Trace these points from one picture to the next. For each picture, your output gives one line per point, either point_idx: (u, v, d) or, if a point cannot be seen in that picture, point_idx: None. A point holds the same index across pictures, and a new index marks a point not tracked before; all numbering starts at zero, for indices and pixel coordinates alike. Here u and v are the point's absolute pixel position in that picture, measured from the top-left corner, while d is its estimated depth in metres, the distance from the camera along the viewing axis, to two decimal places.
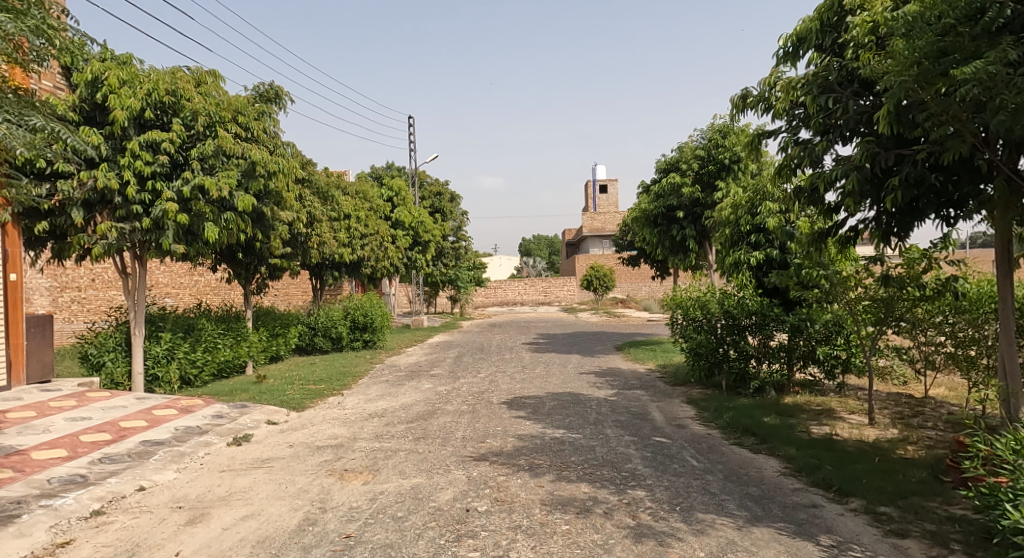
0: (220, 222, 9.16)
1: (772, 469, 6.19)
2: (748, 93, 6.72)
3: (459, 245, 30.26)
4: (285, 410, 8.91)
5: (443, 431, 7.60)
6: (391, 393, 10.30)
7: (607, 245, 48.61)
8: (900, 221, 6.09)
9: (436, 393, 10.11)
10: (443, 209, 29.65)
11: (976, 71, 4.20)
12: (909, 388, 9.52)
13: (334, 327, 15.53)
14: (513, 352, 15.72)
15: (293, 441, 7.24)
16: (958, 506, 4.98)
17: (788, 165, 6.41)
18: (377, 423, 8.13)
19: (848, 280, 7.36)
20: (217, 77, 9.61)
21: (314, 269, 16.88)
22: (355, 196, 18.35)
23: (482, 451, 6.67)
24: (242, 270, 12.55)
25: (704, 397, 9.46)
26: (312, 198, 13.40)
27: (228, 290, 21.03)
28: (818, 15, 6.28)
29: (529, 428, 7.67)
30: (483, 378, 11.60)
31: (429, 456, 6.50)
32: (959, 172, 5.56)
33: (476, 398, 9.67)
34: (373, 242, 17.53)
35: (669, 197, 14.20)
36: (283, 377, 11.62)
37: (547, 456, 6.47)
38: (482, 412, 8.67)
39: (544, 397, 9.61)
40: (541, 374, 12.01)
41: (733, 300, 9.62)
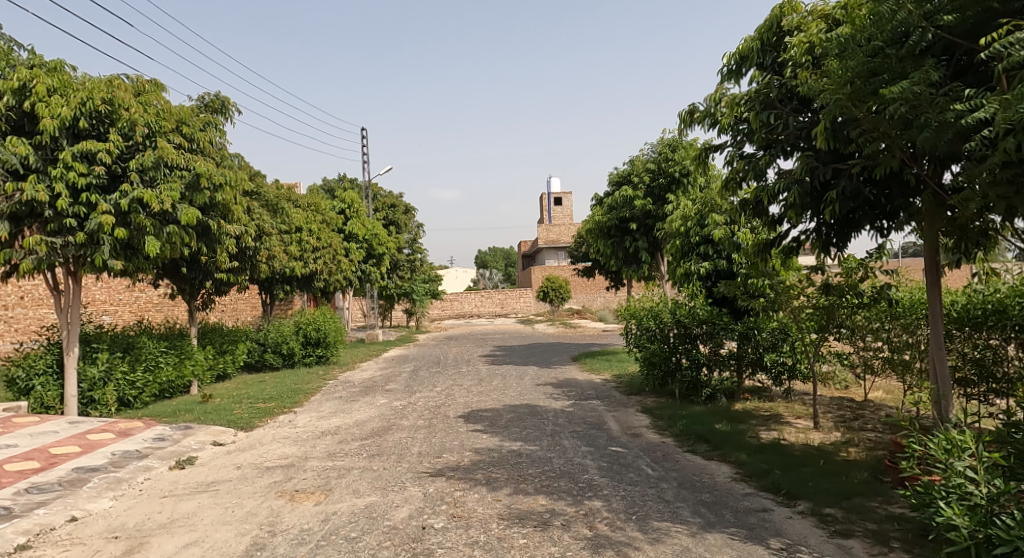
0: (161, 236, 8.95)
1: (723, 475, 6.35)
2: (694, 109, 6.99)
3: (413, 258, 30.07)
4: (232, 430, 8.71)
5: (399, 447, 7.55)
6: (344, 410, 10.14)
7: (562, 256, 49.08)
8: (838, 232, 6.46)
9: (391, 409, 10.02)
10: (398, 221, 29.56)
11: (903, 90, 4.37)
12: (850, 392, 9.88)
13: (285, 343, 15.27)
14: (469, 365, 15.71)
15: (241, 462, 7.10)
16: (897, 505, 5.21)
17: (733, 178, 6.67)
18: (330, 440, 8.03)
19: (791, 289, 7.71)
20: (159, 87, 9.45)
21: (264, 284, 16.52)
22: (307, 209, 18.15)
23: (438, 466, 6.66)
24: (186, 285, 12.21)
25: (658, 406, 9.65)
26: (261, 210, 13.21)
27: (170, 306, 20.48)
28: (759, 35, 6.59)
29: (486, 442, 7.69)
30: (439, 392, 11.56)
31: (384, 474, 6.45)
32: (891, 187, 5.83)
33: (432, 412, 9.63)
34: (326, 255, 17.36)
35: (622, 209, 14.49)
36: (231, 396, 11.33)
37: (505, 470, 6.50)
38: (438, 426, 8.63)
39: (501, 410, 9.64)
40: (497, 387, 12.02)
41: (684, 310, 9.84)
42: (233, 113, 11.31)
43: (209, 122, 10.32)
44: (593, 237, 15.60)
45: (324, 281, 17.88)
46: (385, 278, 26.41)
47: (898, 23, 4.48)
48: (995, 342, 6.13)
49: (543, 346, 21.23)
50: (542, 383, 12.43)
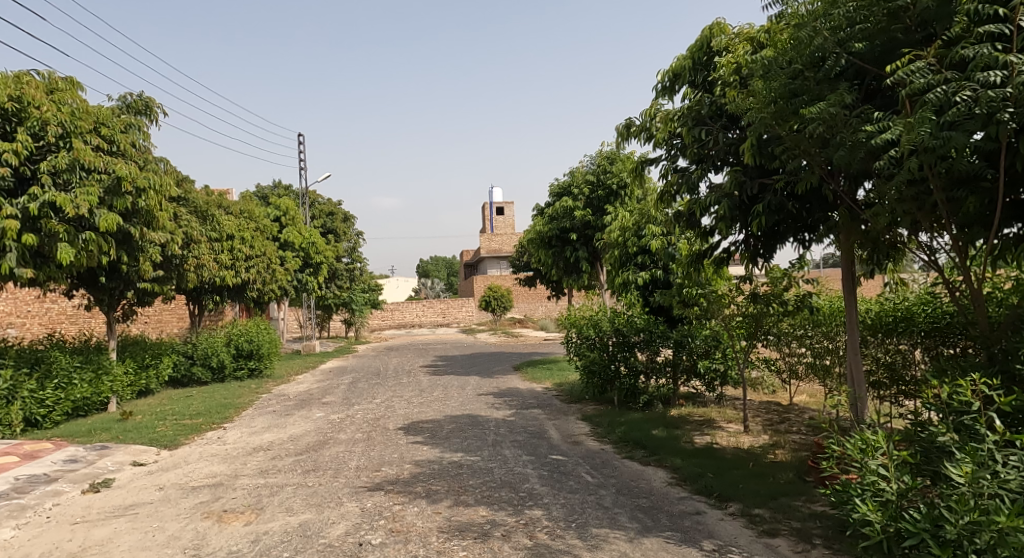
0: (77, 243, 8.57)
1: (659, 480, 6.55)
2: (631, 123, 7.23)
3: (352, 267, 29.65)
4: (154, 449, 8.41)
5: (335, 461, 7.46)
6: (277, 424, 9.93)
7: (503, 265, 49.36)
8: (765, 244, 6.80)
9: (328, 422, 9.87)
10: (336, 229, 29.16)
11: (821, 111, 4.62)
12: (777, 396, 10.34)
13: (215, 355, 14.83)
14: (410, 376, 15.60)
15: (163, 483, 6.87)
16: (819, 503, 5.48)
17: (668, 191, 6.94)
18: (261, 457, 7.85)
19: (723, 297, 8.07)
20: (75, 86, 9.10)
21: (192, 294, 15.99)
22: (240, 216, 17.73)
23: (377, 480, 6.61)
24: (105, 296, 11.70)
25: (598, 413, 9.84)
26: (188, 217, 12.82)
27: (86, 317, 19.52)
28: (691, 54, 6.89)
29: (425, 454, 7.67)
30: (378, 404, 11.45)
31: (320, 490, 6.36)
32: (811, 201, 6.17)
33: (371, 425, 9.54)
34: (260, 264, 16.95)
35: (563, 220, 14.72)
36: (153, 412, 10.89)
37: (445, 481, 6.51)
38: (377, 439, 8.57)
39: (442, 421, 9.63)
40: (439, 397, 12.00)
41: (622, 318, 10.04)
42: (158, 115, 11.01)
43: (130, 124, 10.00)
44: (535, 247, 15.79)
45: (257, 290, 17.44)
46: (323, 288, 25.95)
47: (816, 47, 4.74)
48: (903, 347, 6.50)
49: (484, 355, 21.29)
50: (484, 393, 12.47)
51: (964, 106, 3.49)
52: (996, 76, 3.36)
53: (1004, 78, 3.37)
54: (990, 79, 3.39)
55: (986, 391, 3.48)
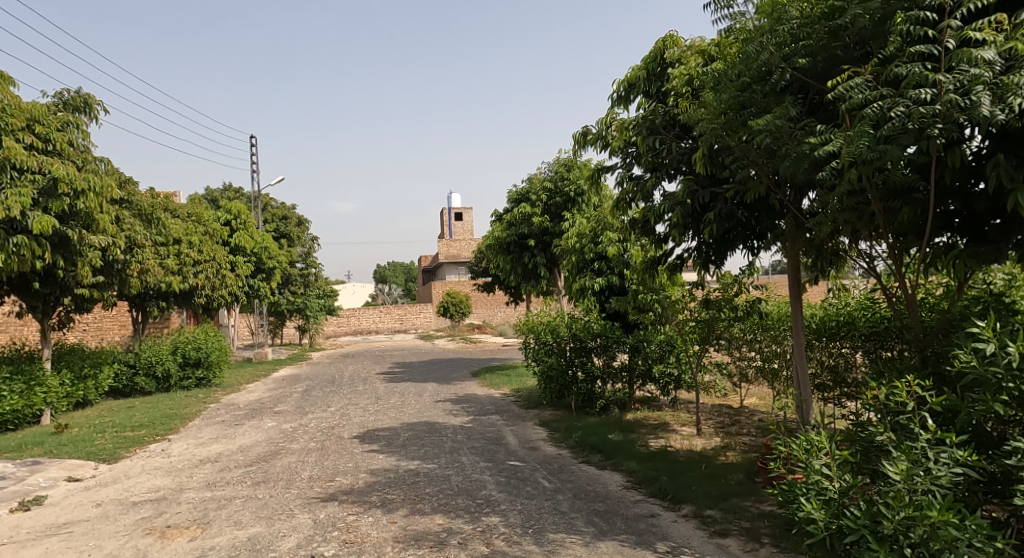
0: (7, 247, 8.22)
1: (615, 484, 6.64)
2: (587, 131, 7.35)
3: (307, 273, 29.21)
4: (91, 464, 8.13)
5: (287, 472, 7.35)
6: (226, 435, 9.72)
7: (462, 270, 49.32)
8: (716, 251, 6.98)
9: (280, 432, 9.71)
10: (289, 234, 28.72)
11: (767, 123, 4.78)
12: (729, 399, 10.60)
13: (160, 364, 14.42)
14: (366, 383, 15.45)
15: (101, 499, 6.66)
16: (767, 503, 5.65)
17: (624, 199, 7.08)
18: (208, 469, 7.68)
19: (677, 303, 8.26)
20: (7, 81, 8.75)
21: (136, 300, 15.52)
22: (187, 220, 17.31)
23: (330, 491, 6.54)
24: (39, 303, 11.26)
25: (555, 419, 9.92)
26: (132, 220, 12.46)
27: (18, 326, 18.75)
28: (645, 64, 7.06)
29: (381, 462, 7.61)
30: (333, 412, 11.31)
31: (270, 502, 6.25)
32: (759, 210, 6.36)
33: (325, 434, 9.42)
34: (209, 269, 16.54)
35: (521, 226, 14.81)
36: (91, 425, 10.52)
37: (401, 490, 6.48)
38: (331, 448, 8.47)
39: (398, 429, 9.57)
40: (395, 404, 11.92)
41: (580, 324, 10.11)
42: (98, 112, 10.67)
43: (68, 122, 9.67)
44: (493, 252, 15.83)
45: (206, 297, 17.02)
46: (276, 294, 25.50)
47: (763, 62, 4.91)
48: (846, 351, 6.76)
49: (442, 362, 21.21)
50: (441, 399, 12.43)
51: (898, 121, 3.65)
52: (927, 93, 3.53)
53: (934, 96, 3.54)
54: (922, 97, 3.56)
55: (920, 391, 3.65)
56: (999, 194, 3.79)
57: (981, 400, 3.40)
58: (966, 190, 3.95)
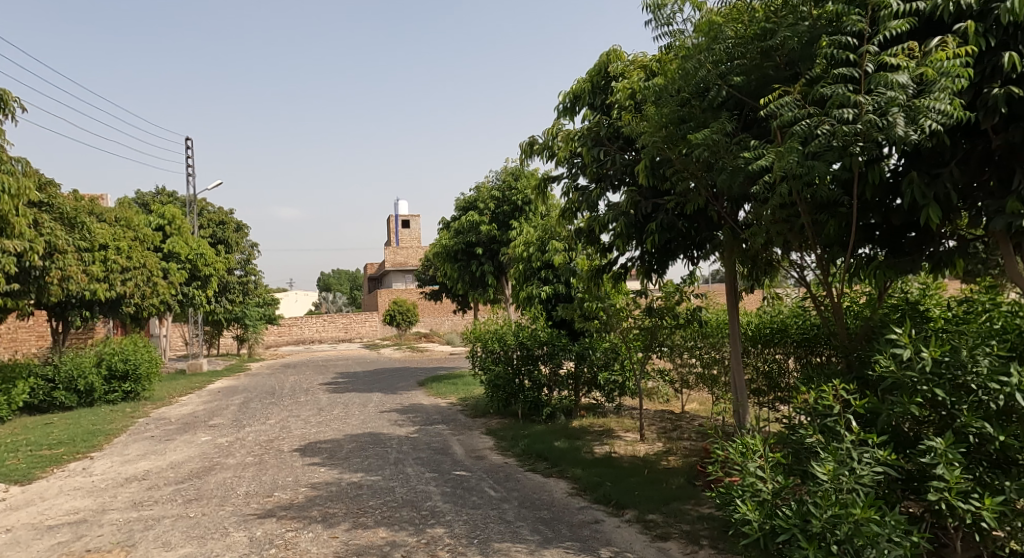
0: None
1: (561, 491, 6.73)
2: (534, 141, 7.46)
3: (246, 280, 28.46)
4: (4, 486, 7.72)
5: (221, 489, 7.15)
6: (155, 451, 9.38)
7: (408, 279, 48.94)
8: (659, 260, 7.17)
9: (214, 447, 9.44)
10: (226, 240, 28.00)
11: (705, 138, 4.93)
12: (671, 405, 10.87)
13: (82, 378, 13.84)
14: (308, 394, 15.14)
15: (13, 524, 6.33)
16: (706, 506, 5.82)
17: (570, 209, 7.21)
18: (135, 488, 7.40)
19: (621, 311, 8.49)
20: None
21: (57, 310, 14.88)
22: (116, 225, 16.67)
23: (268, 506, 6.40)
24: None
25: (502, 427, 9.96)
26: (53, 225, 11.93)
27: None
28: (590, 78, 7.24)
29: (323, 475, 7.49)
30: (272, 425, 11.06)
31: (202, 521, 6.08)
32: (698, 221, 6.56)
33: (263, 447, 9.21)
34: (138, 276, 15.91)
35: (468, 234, 14.84)
36: (4, 443, 9.99)
37: (343, 504, 6.40)
38: (269, 462, 8.28)
39: (341, 440, 9.44)
40: (338, 415, 11.75)
41: (527, 332, 10.18)
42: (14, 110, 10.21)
43: None
44: (440, 261, 15.82)
45: (135, 305, 16.36)
46: (212, 303, 24.77)
47: (701, 79, 5.08)
48: (779, 357, 7.01)
49: (389, 371, 20.99)
50: (386, 410, 12.29)
51: (824, 138, 3.84)
52: (849, 113, 3.73)
53: (855, 116, 3.74)
54: (845, 116, 3.75)
55: (844, 395, 3.84)
56: (913, 210, 4.04)
57: (899, 402, 3.63)
58: (885, 205, 4.18)
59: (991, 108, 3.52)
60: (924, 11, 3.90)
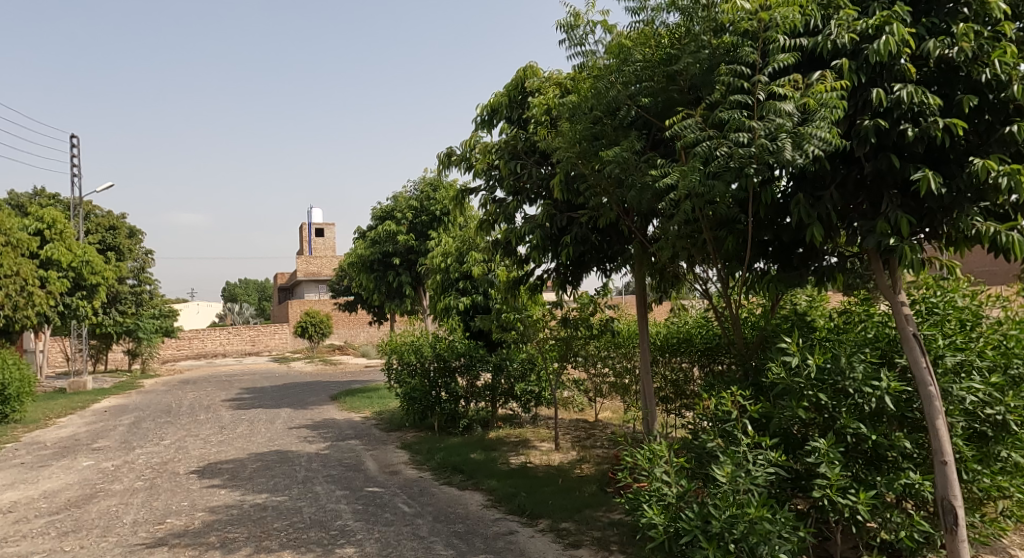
0: None
1: (476, 503, 6.75)
2: (452, 152, 7.51)
3: (139, 290, 26.85)
4: None
5: (104, 518, 6.73)
6: (29, 479, 8.70)
7: (322, 289, 47.73)
8: (573, 272, 7.36)
9: (98, 472, 8.86)
10: (116, 245, 26.38)
11: (617, 155, 5.10)
12: (585, 414, 11.13)
13: None
14: (209, 412, 14.46)
15: None
16: (616, 512, 6.01)
17: (488, 220, 7.30)
18: (3, 521, 6.84)
19: (538, 322, 8.61)
20: None
21: None
22: None
23: (159, 535, 6.08)
24: None
25: (417, 441, 9.88)
26: None
27: None
28: (507, 92, 7.37)
29: (222, 499, 7.20)
30: (166, 446, 10.50)
31: (83, 554, 5.71)
32: (611, 235, 6.77)
33: (155, 471, 8.73)
34: (10, 285, 14.76)
35: (385, 244, 14.68)
36: None
37: (245, 527, 6.18)
38: (162, 487, 7.87)
39: (244, 460, 9.10)
40: (242, 434, 11.30)
41: (444, 344, 10.15)
42: None
43: None
44: (356, 271, 15.54)
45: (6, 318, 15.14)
46: (98, 314, 23.22)
47: (611, 99, 5.28)
48: (685, 366, 7.30)
49: (300, 385, 20.36)
50: (295, 426, 11.94)
51: (723, 159, 4.10)
52: (743, 137, 3.99)
53: (750, 140, 4.02)
54: (740, 139, 4.02)
55: (741, 400, 4.09)
56: (800, 227, 4.34)
57: (789, 406, 3.91)
58: (776, 223, 4.48)
59: (863, 138, 3.87)
60: (807, 46, 4.25)
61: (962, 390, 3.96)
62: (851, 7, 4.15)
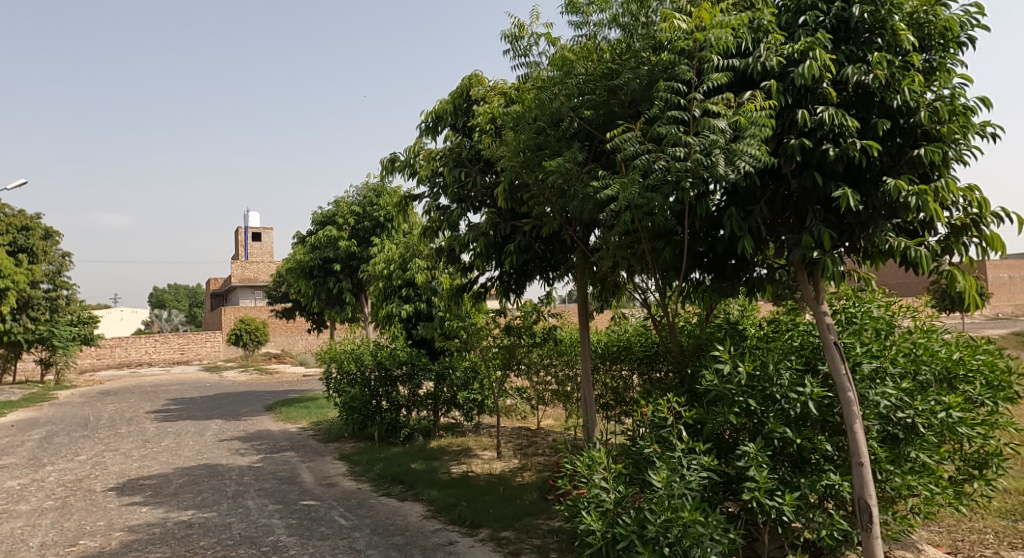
0: None
1: (415, 515, 6.69)
2: (395, 158, 7.46)
3: (57, 295, 25.50)
4: None
5: (11, 540, 6.34)
6: None
7: (259, 295, 46.49)
8: (517, 280, 7.41)
9: (6, 491, 8.35)
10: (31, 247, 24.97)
11: (560, 165, 5.17)
12: (528, 421, 11.20)
13: None
14: (131, 424, 13.84)
15: None
16: (556, 519, 6.06)
17: (431, 227, 7.28)
18: None
19: (481, 330, 8.56)
20: None
21: None
22: None
23: None
24: None
25: (356, 451, 9.72)
26: None
27: None
28: (452, 99, 7.38)
29: (143, 517, 6.90)
30: (83, 462, 9.99)
31: None
32: (554, 244, 6.85)
33: (69, 489, 8.30)
34: None
35: (325, 249, 14.43)
36: None
37: (169, 546, 5.95)
38: (78, 506, 7.48)
39: (169, 475, 8.75)
40: (169, 447, 10.88)
41: (385, 351, 10.02)
42: None
43: None
44: (295, 276, 15.19)
45: None
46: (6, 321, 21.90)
47: (554, 110, 5.35)
48: (624, 373, 7.43)
49: (234, 394, 19.74)
50: (227, 438, 11.57)
51: (660, 173, 4.21)
52: (680, 152, 4.12)
53: (686, 154, 4.15)
54: (677, 154, 4.15)
55: (677, 407, 4.20)
56: (733, 240, 4.51)
57: (722, 412, 4.05)
58: (710, 235, 4.64)
59: (790, 155, 4.05)
60: (738, 67, 4.43)
61: (876, 395, 4.17)
62: (778, 32, 4.36)
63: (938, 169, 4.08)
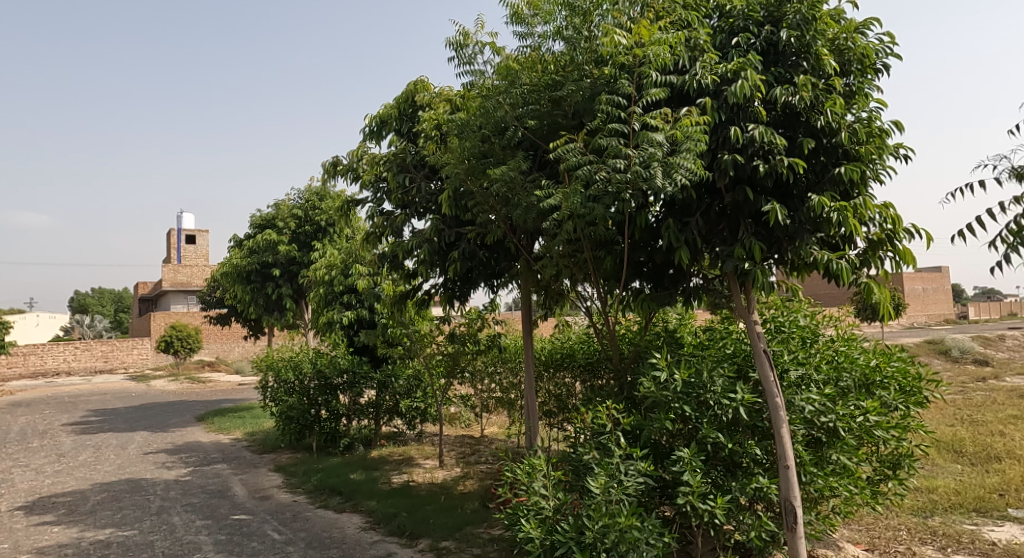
0: None
1: (353, 526, 6.60)
2: (338, 161, 7.38)
3: None
4: None
5: None
6: None
7: (193, 300, 44.92)
8: (461, 287, 7.41)
9: None
10: None
11: (503, 174, 5.21)
12: (471, 429, 11.19)
13: None
14: (46, 438, 13.11)
15: None
16: (496, 528, 6.08)
17: (374, 233, 7.23)
18: None
19: (425, 337, 8.59)
20: None
21: None
22: None
23: None
24: None
25: (293, 462, 9.51)
26: None
27: None
28: (397, 105, 7.35)
29: (53, 538, 6.56)
30: None
31: None
32: (498, 252, 6.90)
33: None
34: None
35: (264, 254, 14.08)
36: None
37: None
38: None
39: (86, 492, 8.35)
40: (88, 462, 10.37)
41: (325, 359, 9.84)
42: None
43: None
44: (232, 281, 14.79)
45: None
46: None
47: (498, 119, 5.38)
48: (567, 380, 7.52)
49: (161, 405, 19.00)
50: (153, 451, 11.12)
51: (602, 183, 4.31)
52: (620, 163, 4.22)
53: (625, 166, 4.25)
54: (617, 165, 4.24)
55: (615, 414, 4.30)
56: (671, 250, 4.65)
57: (658, 418, 4.17)
58: (650, 245, 4.77)
59: (724, 170, 4.22)
60: (676, 83, 4.58)
61: (802, 400, 4.40)
62: (713, 51, 4.53)
63: (858, 187, 4.32)
